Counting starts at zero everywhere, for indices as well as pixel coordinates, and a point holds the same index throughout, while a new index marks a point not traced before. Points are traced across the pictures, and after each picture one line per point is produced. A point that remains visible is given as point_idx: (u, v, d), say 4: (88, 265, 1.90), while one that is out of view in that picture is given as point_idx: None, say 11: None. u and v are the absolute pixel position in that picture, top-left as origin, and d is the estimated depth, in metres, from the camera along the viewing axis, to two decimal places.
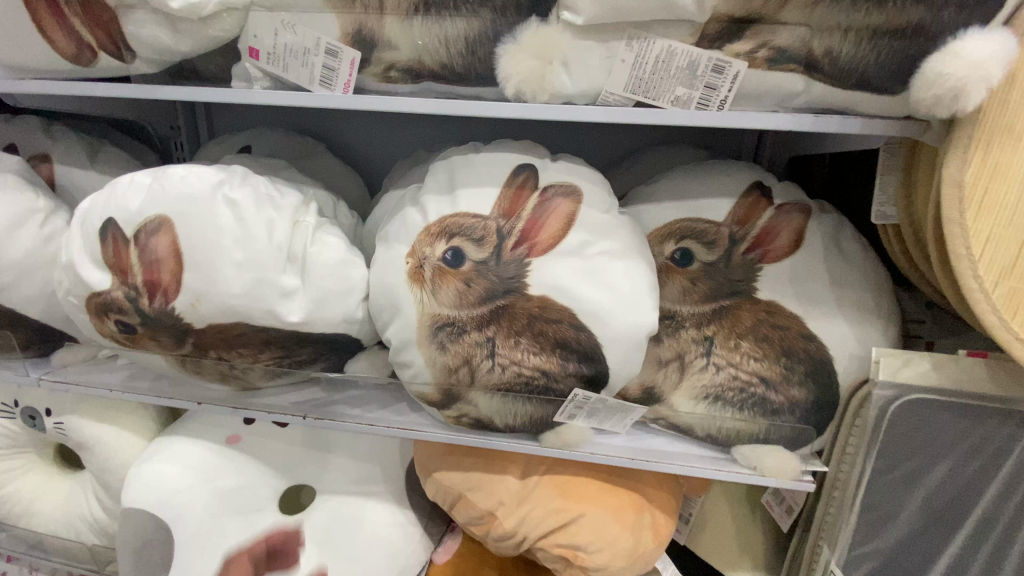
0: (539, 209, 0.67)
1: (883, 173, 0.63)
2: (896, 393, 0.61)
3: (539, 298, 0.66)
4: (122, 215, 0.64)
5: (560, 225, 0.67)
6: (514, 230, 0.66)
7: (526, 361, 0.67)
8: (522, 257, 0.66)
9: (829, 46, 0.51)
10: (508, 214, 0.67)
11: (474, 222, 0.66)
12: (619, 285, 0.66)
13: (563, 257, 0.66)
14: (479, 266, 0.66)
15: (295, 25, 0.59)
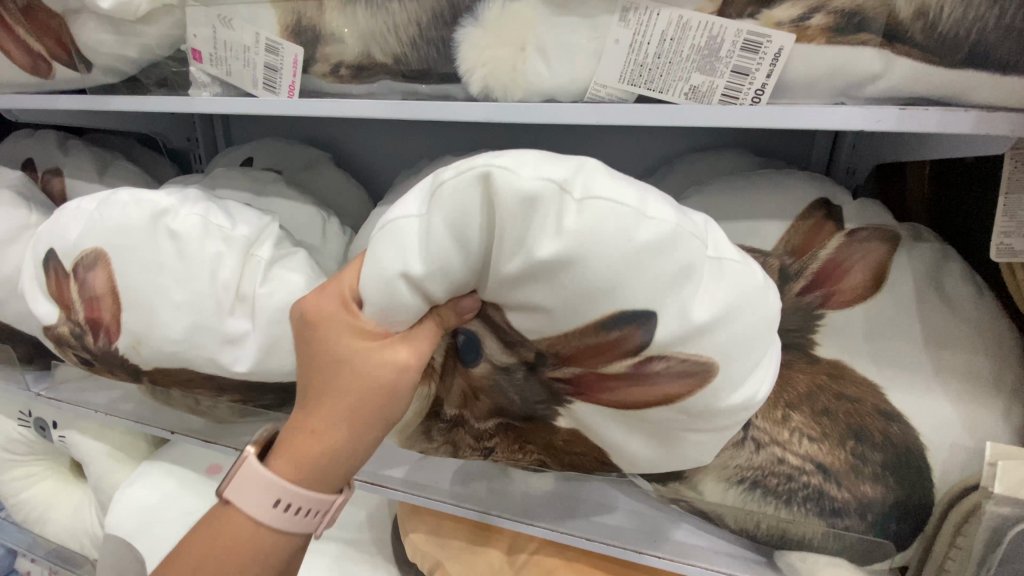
0: (612, 365, 0.40)
1: (1008, 193, 0.44)
2: (1017, 515, 0.42)
3: (567, 432, 0.47)
4: (65, 246, 0.59)
5: (642, 393, 0.40)
6: (562, 366, 0.41)
7: (523, 460, 0.54)
8: (561, 393, 0.44)
9: (922, 4, 0.34)
10: (566, 353, 0.40)
11: (498, 329, 0.42)
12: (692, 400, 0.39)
13: (628, 376, 0.40)
14: (498, 375, 0.46)
15: (234, 21, 0.51)
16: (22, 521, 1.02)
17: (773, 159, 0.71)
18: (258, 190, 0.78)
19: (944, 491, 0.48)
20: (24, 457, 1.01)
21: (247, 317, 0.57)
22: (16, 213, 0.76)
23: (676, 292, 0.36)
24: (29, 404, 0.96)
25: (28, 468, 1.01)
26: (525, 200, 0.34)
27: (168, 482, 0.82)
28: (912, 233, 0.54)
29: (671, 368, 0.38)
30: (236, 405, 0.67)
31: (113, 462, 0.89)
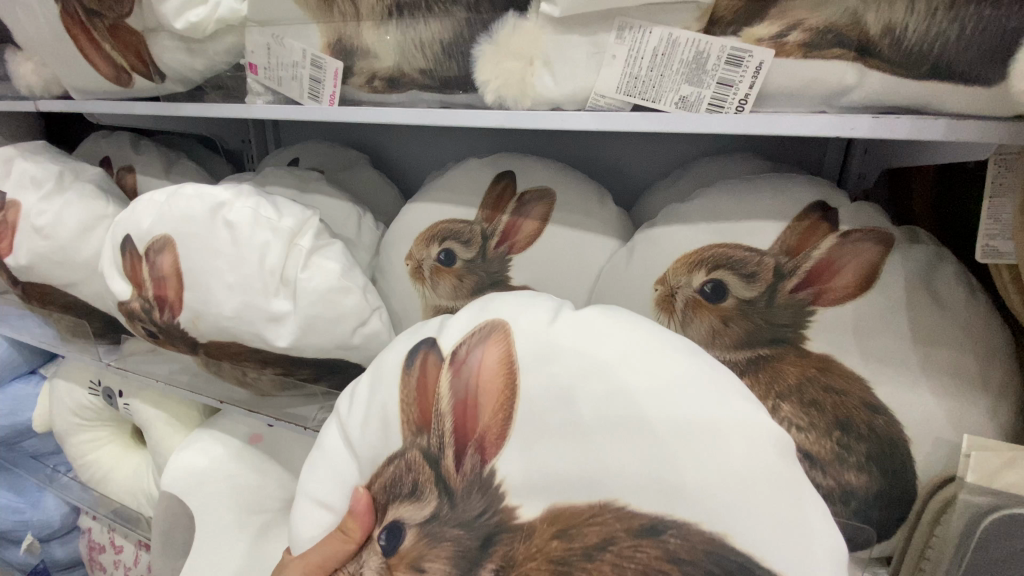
0: (461, 380, 0.46)
1: (991, 198, 0.46)
2: (993, 504, 0.44)
3: (545, 524, 0.42)
4: (139, 232, 0.68)
5: (501, 382, 0.45)
6: (447, 431, 0.46)
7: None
8: (479, 470, 0.45)
9: (889, 22, 0.38)
10: (434, 412, 0.47)
11: (430, 398, 0.48)
12: (707, 474, 0.37)
13: (556, 448, 0.42)
14: (426, 527, 0.46)
15: (286, 39, 0.60)
16: (89, 480, 1.15)
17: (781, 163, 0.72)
18: (303, 187, 0.87)
19: (926, 482, 0.51)
20: (94, 421, 1.13)
21: (289, 299, 0.65)
22: (96, 204, 0.87)
23: (528, 321, 0.47)
24: (99, 373, 1.08)
25: (97, 432, 1.14)
26: (419, 336, 0.53)
27: (214, 448, 0.92)
28: (909, 236, 0.56)
29: (547, 389, 0.43)
30: (277, 378, 0.75)
31: (166, 429, 0.99)
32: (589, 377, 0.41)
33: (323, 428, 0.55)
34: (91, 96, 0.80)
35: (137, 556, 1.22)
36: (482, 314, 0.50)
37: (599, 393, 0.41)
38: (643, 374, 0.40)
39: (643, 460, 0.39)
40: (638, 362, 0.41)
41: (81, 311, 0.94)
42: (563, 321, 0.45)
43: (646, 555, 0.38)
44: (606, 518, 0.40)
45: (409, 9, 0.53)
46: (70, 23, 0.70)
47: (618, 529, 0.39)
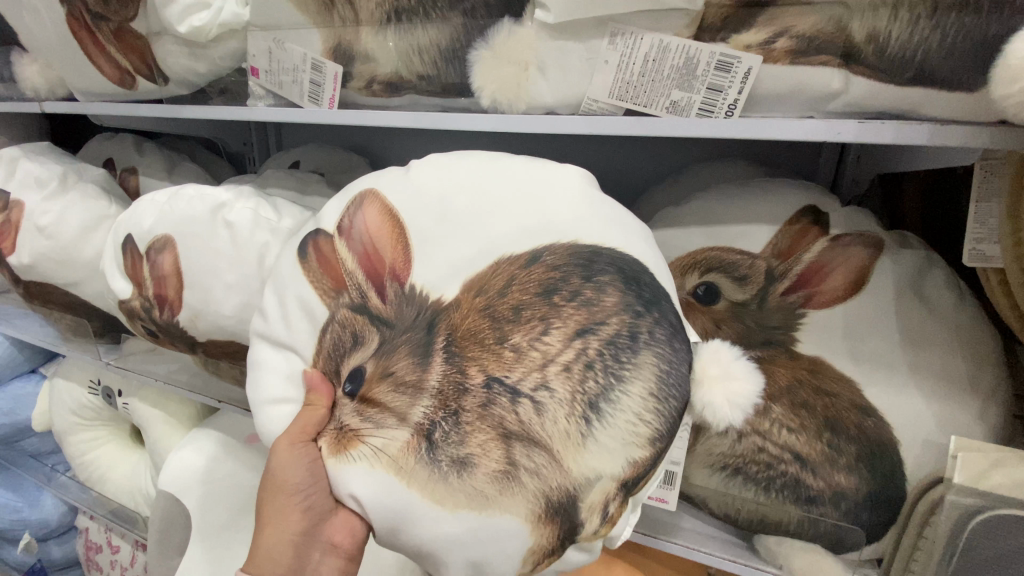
0: (355, 240, 0.51)
1: (978, 202, 0.47)
2: (979, 505, 0.45)
3: (466, 292, 0.46)
4: (140, 232, 0.69)
5: (387, 217, 0.50)
6: (362, 281, 0.50)
7: (557, 351, 0.43)
8: (401, 292, 0.48)
9: (874, 28, 0.39)
10: (344, 271, 0.50)
11: (337, 265, 0.51)
12: (557, 213, 0.46)
13: (452, 243, 0.47)
14: (381, 353, 0.48)
15: (287, 43, 0.61)
16: (87, 479, 1.15)
17: (775, 167, 0.72)
18: (302, 189, 0.88)
19: (914, 487, 0.51)
20: (93, 421, 1.14)
21: None
22: (98, 205, 0.88)
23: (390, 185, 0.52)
24: (98, 373, 1.09)
25: (96, 431, 1.15)
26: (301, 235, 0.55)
27: (211, 448, 0.92)
28: (897, 239, 0.56)
29: (428, 214, 0.49)
30: None
31: (165, 428, 0.99)
32: (453, 198, 0.48)
33: (251, 351, 0.54)
34: (96, 98, 0.81)
35: (134, 556, 1.22)
36: (348, 195, 0.54)
37: (465, 203, 0.48)
38: (485, 177, 0.49)
39: (518, 225, 0.46)
40: (477, 176, 0.49)
41: (82, 311, 0.95)
42: (417, 168, 0.52)
43: (572, 318, 0.43)
44: (508, 272, 0.45)
45: (406, 14, 0.54)
46: (77, 27, 0.71)
47: (515, 270, 0.45)
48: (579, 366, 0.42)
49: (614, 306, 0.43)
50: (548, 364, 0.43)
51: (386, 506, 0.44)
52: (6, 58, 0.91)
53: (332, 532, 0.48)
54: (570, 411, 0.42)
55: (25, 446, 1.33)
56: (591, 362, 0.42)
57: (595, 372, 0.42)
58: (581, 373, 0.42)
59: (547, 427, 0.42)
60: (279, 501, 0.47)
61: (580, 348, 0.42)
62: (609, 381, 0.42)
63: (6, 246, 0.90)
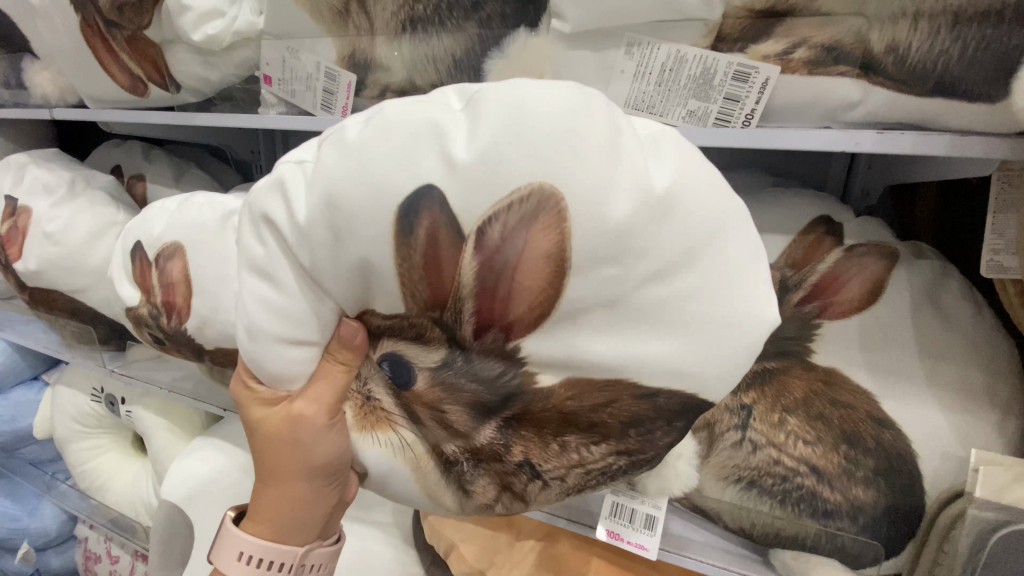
0: (489, 270, 0.37)
1: (995, 214, 0.46)
2: (1002, 519, 0.43)
3: (563, 390, 0.41)
4: (150, 239, 0.69)
5: (542, 280, 0.37)
6: (467, 313, 0.40)
7: (593, 459, 0.43)
8: (499, 346, 0.41)
9: (893, 39, 0.39)
10: (452, 291, 0.39)
11: (444, 272, 0.38)
12: (720, 367, 0.37)
13: (596, 331, 0.38)
14: (440, 373, 0.43)
15: (301, 52, 0.61)
16: (88, 487, 1.14)
17: (786, 177, 0.72)
18: None
19: (935, 498, 0.50)
20: (96, 429, 1.13)
21: None
22: (106, 211, 0.88)
23: (579, 186, 0.34)
24: (102, 380, 1.08)
25: (99, 439, 1.14)
26: (416, 167, 0.36)
27: (215, 457, 0.91)
28: (914, 250, 0.56)
29: (598, 288, 0.36)
30: None
31: (169, 436, 0.99)
32: (647, 278, 0.35)
33: (263, 233, 0.40)
34: (107, 105, 0.82)
35: (133, 566, 1.20)
36: (506, 153, 0.35)
37: (657, 294, 0.36)
38: (699, 255, 0.35)
39: (680, 345, 0.37)
40: (692, 252, 0.35)
41: (88, 318, 0.94)
42: (638, 199, 0.34)
43: (630, 440, 0.42)
44: (615, 394, 0.39)
45: (422, 24, 0.54)
46: (89, 33, 0.71)
47: (622, 394, 0.39)
48: (597, 473, 0.43)
49: (664, 448, 0.42)
50: (577, 467, 0.43)
51: (386, 478, 0.48)
52: (17, 65, 0.91)
53: (347, 494, 0.51)
54: (565, 493, 0.45)
55: (24, 454, 1.32)
56: (610, 471, 0.43)
57: (605, 478, 0.44)
58: (595, 478, 0.44)
59: (542, 497, 0.46)
60: (302, 484, 0.47)
61: (609, 464, 0.43)
62: (609, 482, 0.44)
63: (14, 252, 0.90)
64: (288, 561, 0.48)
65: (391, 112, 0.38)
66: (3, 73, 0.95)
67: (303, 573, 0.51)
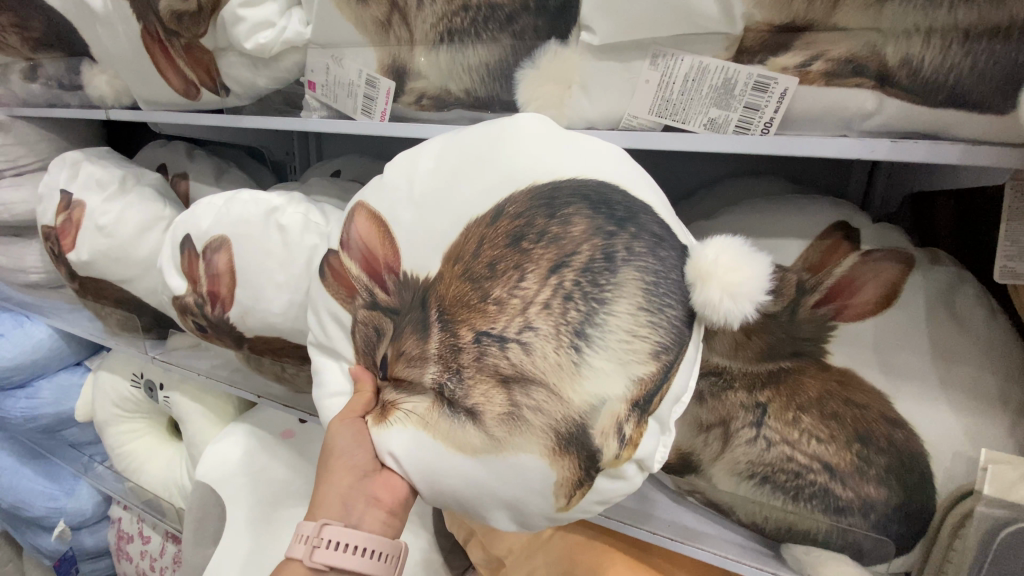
0: (354, 250, 0.54)
1: (1010, 221, 0.48)
2: (1009, 517, 0.45)
3: (444, 266, 0.47)
4: (198, 232, 0.74)
5: (377, 226, 0.52)
6: (367, 282, 0.53)
7: (536, 292, 0.42)
8: (400, 278, 0.51)
9: (907, 54, 0.41)
10: (351, 277, 0.54)
11: (347, 277, 0.54)
12: (515, 160, 0.46)
13: (436, 223, 0.48)
14: (394, 334, 0.51)
15: (345, 60, 0.66)
16: (124, 470, 1.20)
17: (806, 184, 0.73)
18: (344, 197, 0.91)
19: (945, 497, 0.51)
20: (134, 414, 1.19)
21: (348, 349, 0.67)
22: (154, 207, 0.94)
23: (372, 188, 0.55)
24: (142, 367, 1.14)
25: (136, 423, 1.20)
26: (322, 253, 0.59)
27: (247, 441, 0.96)
28: (927, 255, 0.57)
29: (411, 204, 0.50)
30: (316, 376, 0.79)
31: (203, 422, 1.04)
32: (425, 179, 0.50)
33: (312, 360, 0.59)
34: (162, 107, 0.87)
35: (165, 546, 1.26)
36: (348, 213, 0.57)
37: (439, 181, 0.49)
38: (453, 149, 0.50)
39: (484, 181, 0.47)
40: (448, 151, 0.51)
41: (133, 307, 1.00)
42: (393, 165, 0.54)
43: (547, 258, 0.43)
44: (496, 236, 0.45)
45: (458, 35, 0.58)
46: (149, 40, 0.76)
47: (483, 230, 0.46)
48: (558, 306, 0.42)
49: (582, 234, 0.42)
50: (529, 307, 0.43)
51: (425, 458, 0.47)
52: (75, 67, 0.98)
53: (374, 488, 0.50)
54: (559, 347, 0.41)
55: (65, 436, 1.39)
56: (569, 293, 0.41)
57: (579, 302, 0.41)
58: (561, 306, 0.42)
59: (540, 364, 0.42)
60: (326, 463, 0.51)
61: (555, 284, 0.42)
62: (595, 317, 0.41)
63: (67, 244, 0.96)
64: (307, 532, 0.48)
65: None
66: (61, 76, 1.01)
67: (328, 559, 0.46)
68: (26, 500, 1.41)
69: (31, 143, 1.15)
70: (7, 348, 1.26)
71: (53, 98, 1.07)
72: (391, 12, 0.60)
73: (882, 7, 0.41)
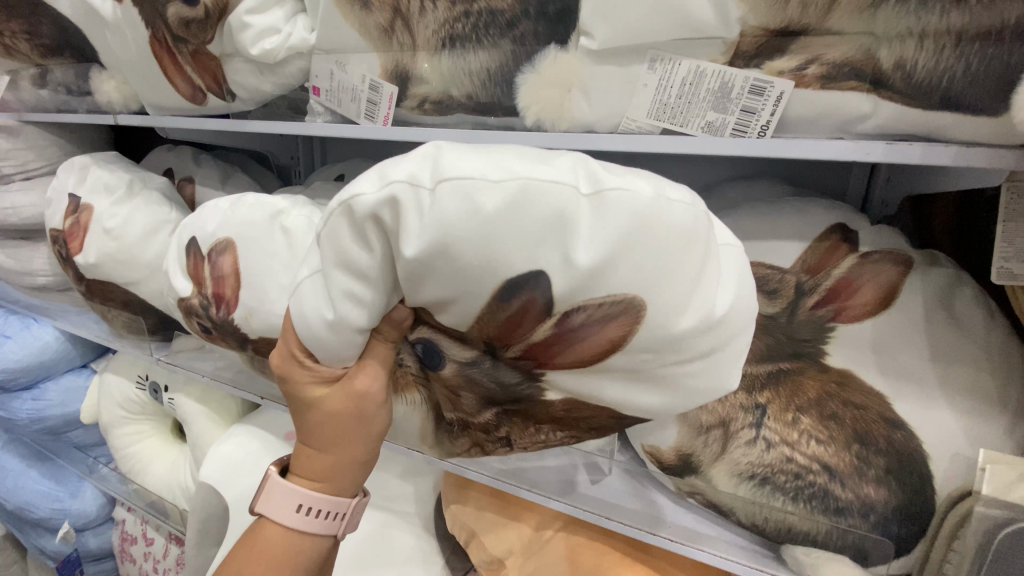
0: (555, 336, 0.41)
1: (1007, 222, 0.48)
2: (1008, 517, 0.45)
3: (562, 402, 0.47)
4: (205, 235, 0.75)
5: (593, 353, 0.41)
6: (515, 347, 0.43)
7: (553, 440, 0.53)
8: (529, 370, 0.45)
9: (900, 57, 0.42)
10: (512, 337, 0.43)
11: (514, 326, 0.42)
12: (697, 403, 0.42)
13: (602, 375, 0.42)
14: (466, 368, 0.48)
15: (349, 65, 0.67)
16: (128, 471, 1.21)
17: (805, 187, 0.74)
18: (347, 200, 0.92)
19: (944, 498, 0.52)
20: (138, 415, 1.21)
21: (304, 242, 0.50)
22: (160, 210, 0.95)
23: (657, 298, 0.37)
24: (147, 368, 1.15)
25: (140, 425, 1.22)
26: (549, 242, 0.37)
27: (248, 441, 0.97)
28: (927, 258, 0.58)
29: (630, 360, 0.40)
30: None
31: (207, 423, 1.05)
32: (674, 361, 0.40)
33: (361, 241, 0.39)
34: (168, 112, 0.89)
35: (168, 548, 1.27)
36: (620, 271, 0.37)
37: (670, 372, 0.40)
38: (714, 354, 0.39)
39: (671, 384, 0.41)
40: (711, 347, 0.39)
41: (139, 309, 1.01)
42: (700, 322, 0.37)
43: (585, 430, 0.51)
44: (599, 410, 0.46)
45: (459, 41, 0.58)
46: (157, 46, 0.77)
47: (603, 407, 0.46)
48: (551, 446, 0.54)
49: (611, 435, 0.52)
50: (541, 444, 0.54)
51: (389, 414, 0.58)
52: (85, 73, 0.99)
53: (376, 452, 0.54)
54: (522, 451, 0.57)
55: (71, 438, 1.41)
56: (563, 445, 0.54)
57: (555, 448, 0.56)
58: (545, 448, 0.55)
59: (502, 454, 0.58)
60: (355, 446, 0.49)
61: (566, 442, 0.53)
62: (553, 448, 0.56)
63: (75, 246, 0.97)
64: (341, 510, 0.51)
65: (523, 166, 0.38)
66: (69, 82, 1.03)
67: (350, 523, 0.54)
68: (30, 501, 1.42)
69: (39, 148, 1.17)
70: (14, 350, 1.28)
71: (61, 104, 1.09)
72: (394, 18, 0.61)
73: (875, 11, 0.41)
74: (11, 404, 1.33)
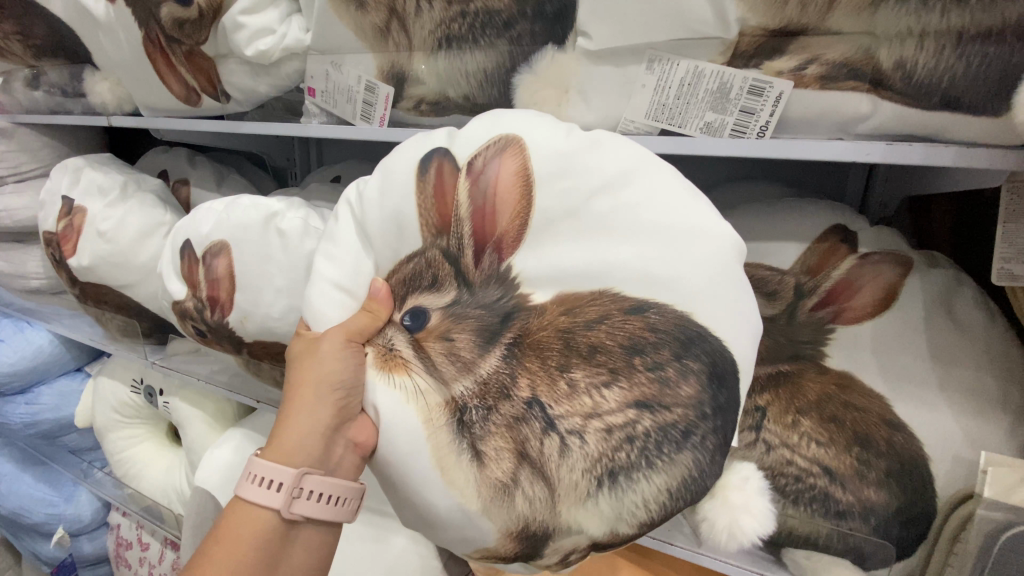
0: (478, 192, 0.48)
1: (1008, 223, 0.48)
2: (1009, 520, 0.45)
3: (557, 306, 0.47)
4: (199, 237, 0.75)
5: (517, 192, 0.47)
6: (465, 235, 0.49)
7: (608, 408, 0.45)
8: (496, 267, 0.49)
9: (901, 57, 0.41)
10: (453, 217, 0.49)
11: (447, 201, 0.50)
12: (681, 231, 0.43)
13: (562, 248, 0.47)
14: (451, 309, 0.50)
15: (344, 66, 0.66)
16: (123, 475, 1.20)
17: (803, 188, 0.73)
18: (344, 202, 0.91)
19: (945, 500, 0.51)
20: (133, 419, 1.19)
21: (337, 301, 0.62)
22: (154, 213, 0.94)
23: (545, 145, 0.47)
24: (142, 372, 1.14)
25: (135, 429, 1.20)
26: (431, 139, 0.52)
27: (242, 445, 0.96)
28: (926, 258, 0.57)
29: (561, 198, 0.46)
30: None
31: (203, 426, 1.04)
32: (598, 190, 0.45)
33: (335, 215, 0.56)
34: (163, 113, 0.88)
35: (163, 553, 1.25)
36: (494, 130, 0.49)
37: (608, 207, 0.45)
38: (638, 171, 0.45)
39: (629, 238, 0.44)
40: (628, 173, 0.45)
41: (134, 312, 1.01)
42: (578, 139, 0.47)
43: (640, 391, 0.44)
44: (608, 308, 0.45)
45: (456, 41, 0.58)
46: (151, 47, 0.77)
47: (612, 310, 0.45)
48: (619, 432, 0.44)
49: (687, 399, 0.43)
50: (593, 417, 0.45)
51: (397, 437, 0.48)
52: (78, 74, 0.99)
53: (356, 432, 0.50)
54: (588, 467, 0.45)
55: (65, 442, 1.39)
56: (634, 436, 0.44)
57: (631, 446, 0.44)
58: (617, 442, 0.44)
59: (562, 471, 0.46)
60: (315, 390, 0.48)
61: (632, 417, 0.44)
62: (638, 458, 0.44)
63: (69, 249, 0.96)
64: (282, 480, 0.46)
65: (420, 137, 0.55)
66: (63, 83, 1.02)
67: (305, 505, 0.47)
68: (25, 506, 1.41)
69: (33, 150, 1.16)
70: (8, 353, 1.27)
71: (55, 106, 1.08)
72: (390, 19, 0.60)
73: (875, 12, 0.41)
74: (5, 408, 1.32)
